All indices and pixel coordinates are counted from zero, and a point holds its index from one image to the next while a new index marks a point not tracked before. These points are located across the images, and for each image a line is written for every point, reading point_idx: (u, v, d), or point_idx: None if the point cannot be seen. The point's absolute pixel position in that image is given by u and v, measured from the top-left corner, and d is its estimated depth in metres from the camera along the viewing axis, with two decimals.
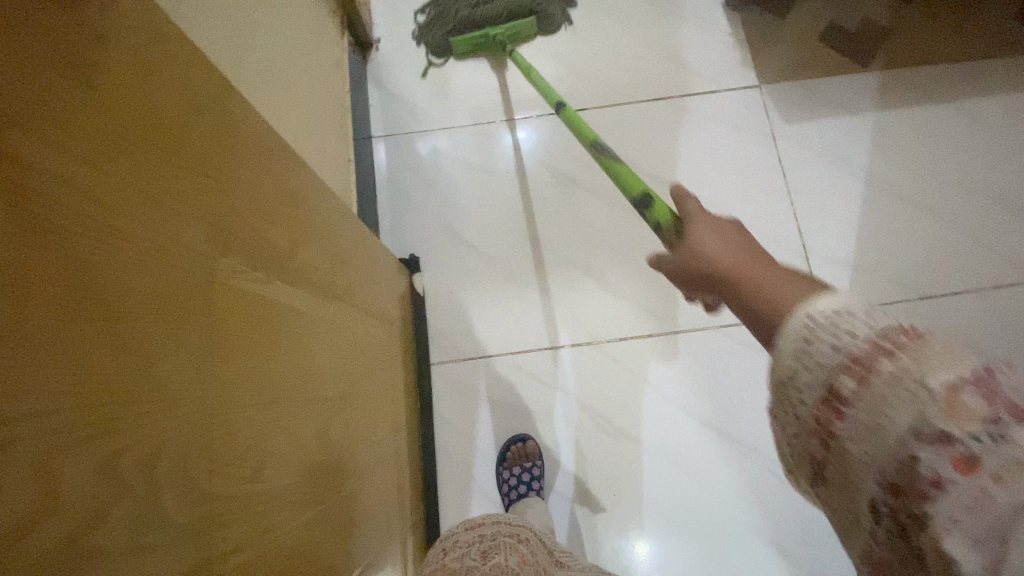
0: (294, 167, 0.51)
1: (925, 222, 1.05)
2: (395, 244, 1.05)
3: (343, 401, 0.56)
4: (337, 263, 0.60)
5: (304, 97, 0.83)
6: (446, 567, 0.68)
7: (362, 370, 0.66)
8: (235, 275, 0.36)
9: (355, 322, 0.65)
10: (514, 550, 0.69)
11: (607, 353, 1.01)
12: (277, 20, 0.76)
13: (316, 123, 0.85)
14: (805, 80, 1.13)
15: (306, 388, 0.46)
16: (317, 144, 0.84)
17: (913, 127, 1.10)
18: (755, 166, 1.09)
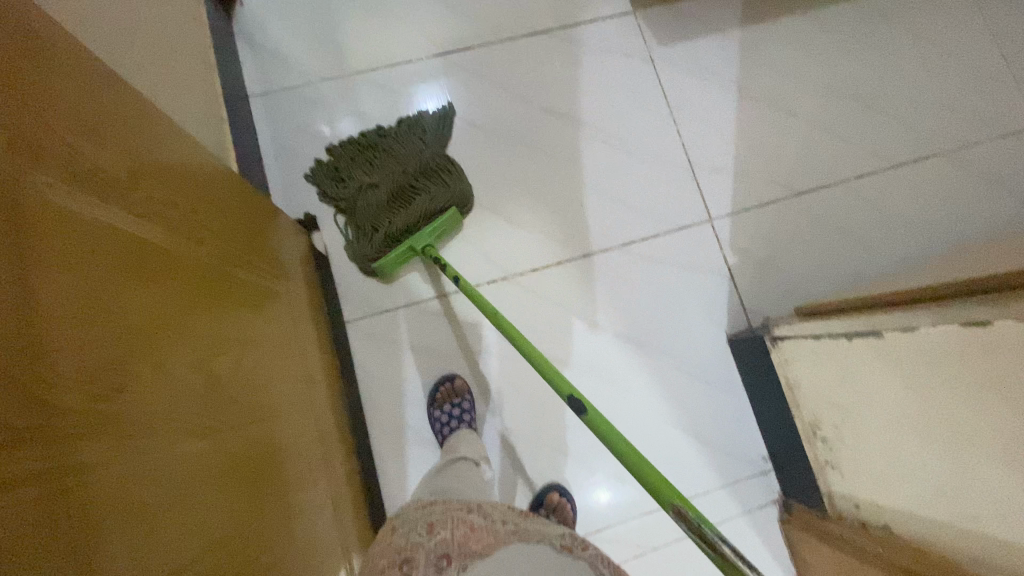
0: (138, 105, 0.50)
1: (794, 125, 1.14)
2: (291, 206, 1.03)
3: (234, 344, 0.57)
4: (207, 214, 0.60)
5: (158, 49, 0.78)
6: (393, 543, 0.66)
7: (258, 319, 0.66)
8: (60, 199, 0.36)
9: (240, 271, 0.65)
10: (460, 523, 0.66)
11: (520, 286, 1.04)
12: None
13: (178, 83, 0.81)
14: (675, 3, 1.17)
15: (178, 322, 0.46)
16: (179, 99, 0.80)
17: (775, 38, 1.18)
18: (638, 90, 1.14)
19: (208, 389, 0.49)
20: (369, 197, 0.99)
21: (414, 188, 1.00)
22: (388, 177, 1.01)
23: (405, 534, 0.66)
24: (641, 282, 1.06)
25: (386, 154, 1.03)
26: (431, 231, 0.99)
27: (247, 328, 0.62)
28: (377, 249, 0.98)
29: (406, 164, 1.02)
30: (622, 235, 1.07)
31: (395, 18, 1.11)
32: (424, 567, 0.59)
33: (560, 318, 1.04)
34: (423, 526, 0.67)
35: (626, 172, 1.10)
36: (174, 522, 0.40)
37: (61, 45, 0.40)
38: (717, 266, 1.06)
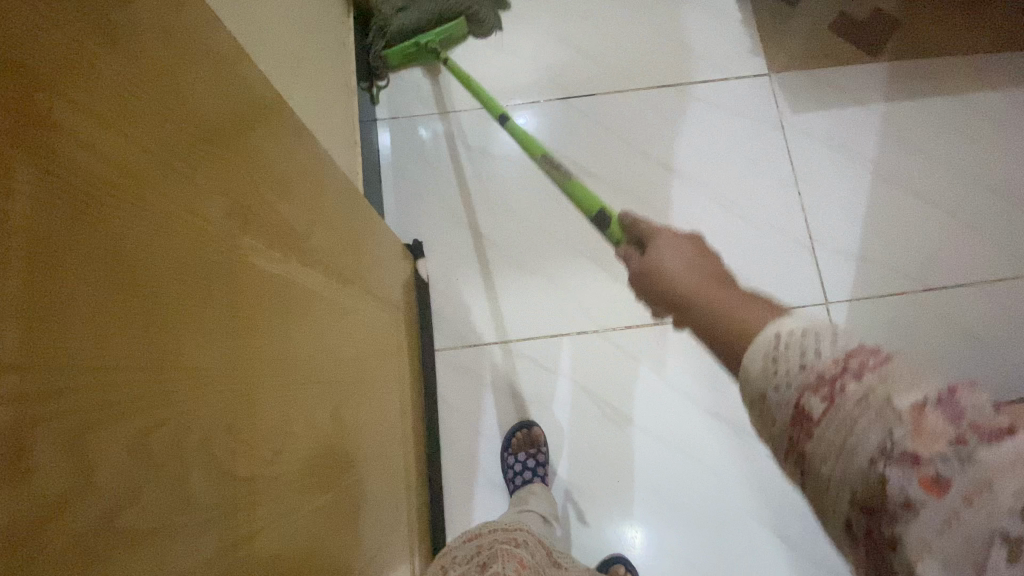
0: (310, 150, 0.52)
1: (932, 214, 1.05)
2: (400, 229, 1.05)
3: (351, 386, 0.57)
4: (344, 250, 0.60)
5: (311, 76, 0.82)
6: None
7: (371, 356, 0.67)
8: (255, 256, 0.37)
9: (365, 306, 0.65)
10: (511, 559, 0.65)
11: (611, 341, 1.01)
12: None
13: (321, 109, 0.84)
14: (815, 69, 1.12)
15: (320, 371, 0.47)
16: (323, 124, 0.83)
17: (921, 118, 1.10)
18: (762, 155, 1.08)
19: (330, 438, 0.48)
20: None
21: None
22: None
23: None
24: None
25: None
26: (438, 34, 1.07)
27: (361, 364, 0.61)
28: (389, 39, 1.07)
29: None
30: None
31: (525, 59, 1.13)
32: None
33: (647, 380, 1.00)
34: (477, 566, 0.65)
35: (739, 239, 1.05)
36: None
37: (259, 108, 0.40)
38: None
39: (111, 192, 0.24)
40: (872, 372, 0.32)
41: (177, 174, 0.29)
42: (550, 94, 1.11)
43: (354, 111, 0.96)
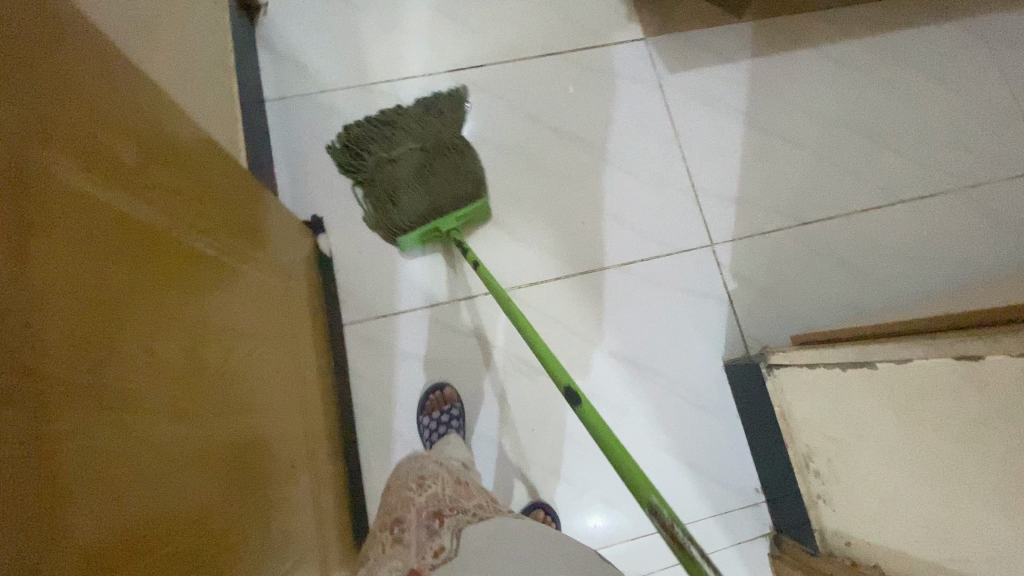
0: (158, 95, 0.52)
1: (800, 156, 1.15)
2: (298, 208, 1.05)
3: (222, 337, 0.57)
4: (209, 210, 0.61)
5: (182, 51, 0.81)
6: (390, 507, 0.71)
7: (253, 311, 0.68)
8: (69, 174, 0.37)
9: (238, 261, 0.66)
10: (452, 484, 0.71)
11: (519, 299, 1.04)
12: None
13: (196, 90, 0.83)
14: (687, 31, 1.19)
15: (167, 306, 0.47)
16: (198, 101, 0.83)
17: (784, 70, 1.20)
18: (644, 114, 1.15)
19: (190, 374, 0.49)
20: (390, 170, 1.02)
21: (438, 168, 1.02)
22: (408, 153, 1.02)
23: (400, 494, 0.71)
24: (641, 302, 1.05)
25: (407, 130, 1.04)
26: (460, 217, 1.00)
27: (238, 323, 0.62)
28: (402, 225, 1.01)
29: (427, 145, 1.03)
30: (623, 255, 1.07)
31: (414, 30, 1.13)
32: (415, 527, 0.63)
33: (556, 333, 1.03)
34: (415, 481, 0.72)
35: (631, 194, 1.11)
36: (144, 499, 0.39)
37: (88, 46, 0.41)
38: (717, 292, 1.06)
39: None
40: None
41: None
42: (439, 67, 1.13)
43: (235, 92, 0.95)
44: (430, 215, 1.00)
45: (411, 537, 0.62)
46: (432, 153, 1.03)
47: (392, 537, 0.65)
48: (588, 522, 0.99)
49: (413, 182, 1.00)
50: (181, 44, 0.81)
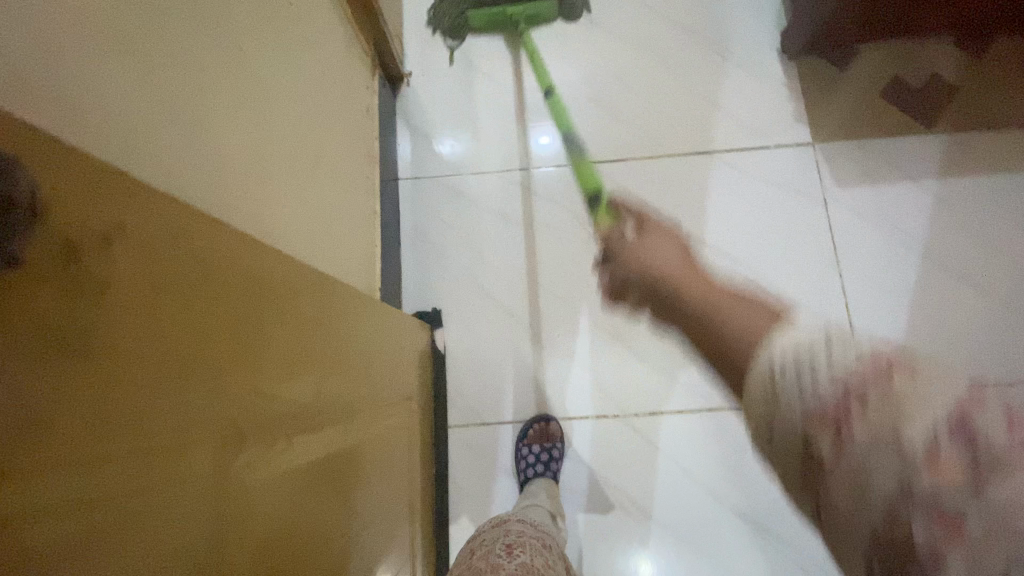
0: (325, 288, 0.48)
1: (987, 305, 0.97)
2: (416, 296, 1.02)
3: (329, 453, 0.46)
4: (342, 310, 0.52)
5: (335, 153, 0.80)
6: (473, 567, 0.67)
7: (377, 478, 0.63)
8: (245, 469, 0.32)
9: (373, 427, 0.61)
10: (538, 554, 0.68)
11: (632, 427, 0.96)
12: (314, 77, 0.73)
13: (341, 192, 0.81)
14: (864, 140, 1.05)
15: (317, 556, 0.42)
16: (344, 201, 0.82)
17: (979, 198, 1.02)
18: (800, 232, 1.02)
19: (286, 506, 0.37)
20: None
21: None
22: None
23: (484, 556, 0.67)
24: None
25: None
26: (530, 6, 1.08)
27: (348, 435, 0.52)
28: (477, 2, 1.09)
29: None
30: None
31: (557, 118, 1.09)
32: None
33: (669, 471, 0.94)
34: (503, 547, 0.68)
35: None
36: None
37: (285, 256, 0.40)
38: None
39: (58, 513, 0.20)
40: (882, 401, 0.33)
41: (168, 397, 0.26)
42: (578, 158, 1.07)
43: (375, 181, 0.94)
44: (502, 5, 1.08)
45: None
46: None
47: None
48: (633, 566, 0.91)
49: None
50: (334, 143, 0.80)
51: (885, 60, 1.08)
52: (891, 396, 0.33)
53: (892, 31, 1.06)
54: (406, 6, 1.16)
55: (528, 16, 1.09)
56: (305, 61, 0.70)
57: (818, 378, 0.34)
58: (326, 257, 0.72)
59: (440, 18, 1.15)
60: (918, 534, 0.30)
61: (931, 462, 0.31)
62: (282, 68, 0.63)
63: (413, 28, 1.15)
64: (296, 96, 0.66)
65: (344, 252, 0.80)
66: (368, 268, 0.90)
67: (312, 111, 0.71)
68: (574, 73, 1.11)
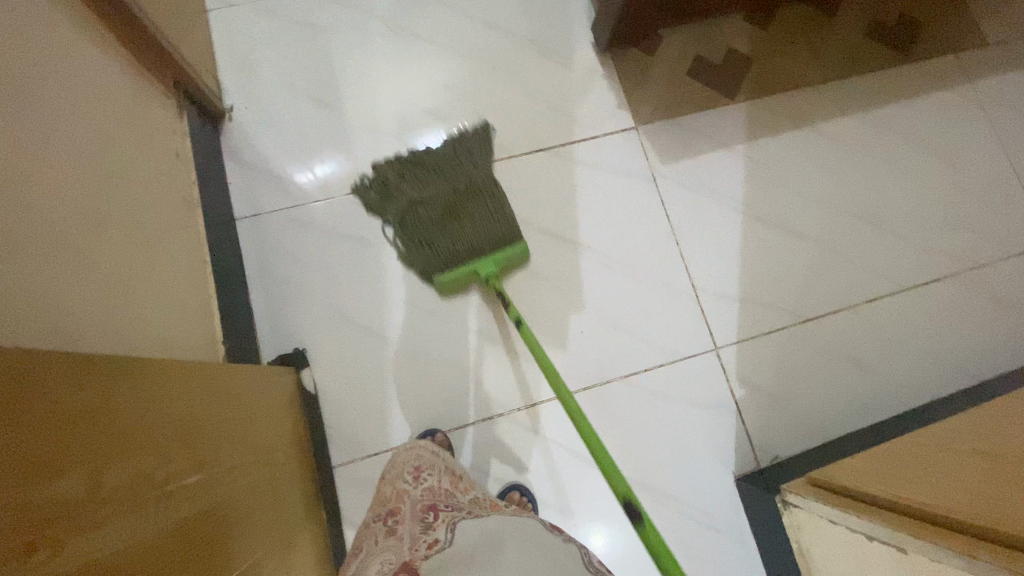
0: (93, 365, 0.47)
1: (802, 246, 1.11)
2: (276, 339, 0.98)
3: (146, 518, 0.47)
4: (129, 388, 0.51)
5: (138, 196, 0.76)
6: (384, 493, 0.82)
7: (241, 516, 0.63)
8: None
9: (216, 471, 0.61)
10: (446, 478, 0.83)
11: (518, 423, 0.98)
12: (89, 123, 0.69)
13: (147, 242, 0.75)
14: (679, 116, 1.15)
15: None
16: (157, 243, 0.77)
17: (781, 152, 1.15)
18: (638, 209, 1.10)
19: None
20: (406, 187, 1.01)
21: (467, 212, 0.98)
22: (437, 195, 1.00)
23: (393, 483, 0.83)
24: (646, 419, 1.00)
25: (435, 170, 1.02)
26: (495, 261, 0.96)
27: (174, 497, 0.52)
28: (439, 256, 0.97)
29: (458, 187, 1.00)
30: (625, 366, 1.02)
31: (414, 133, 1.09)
32: (409, 521, 0.71)
33: (559, 458, 0.98)
34: (410, 472, 0.84)
35: (631, 297, 1.05)
36: None
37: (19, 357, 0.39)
38: (722, 400, 1.02)
39: None
40: None
41: None
42: None
43: (201, 228, 0.88)
44: (467, 258, 0.97)
45: (406, 529, 0.70)
46: (468, 215, 0.98)
47: (385, 527, 0.73)
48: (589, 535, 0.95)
49: (441, 224, 0.98)
50: (129, 193, 0.73)
51: (687, 41, 1.19)
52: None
53: (687, 14, 1.16)
54: (215, 37, 1.10)
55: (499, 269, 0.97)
56: (68, 108, 0.66)
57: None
58: (134, 313, 0.66)
59: (256, 46, 1.10)
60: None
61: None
62: (30, 121, 0.57)
63: (227, 60, 1.09)
64: (57, 150, 0.61)
65: (164, 306, 0.74)
66: (206, 321, 0.84)
67: (91, 161, 0.67)
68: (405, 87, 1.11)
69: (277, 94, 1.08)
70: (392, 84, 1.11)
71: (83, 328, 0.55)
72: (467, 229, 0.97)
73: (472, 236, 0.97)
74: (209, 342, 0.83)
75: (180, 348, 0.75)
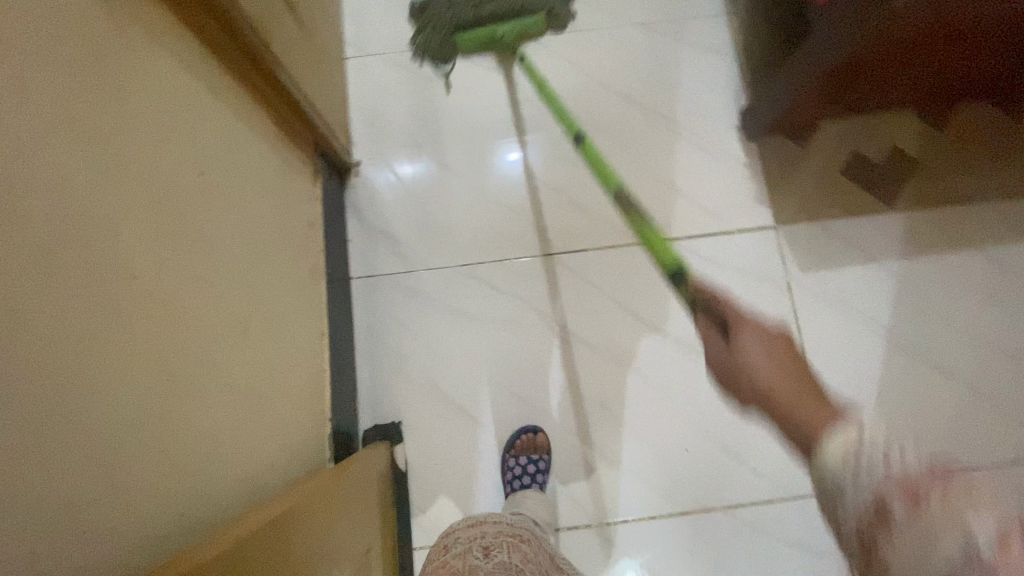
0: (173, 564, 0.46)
1: (951, 389, 0.98)
2: (373, 408, 0.97)
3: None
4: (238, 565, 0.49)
5: (268, 282, 0.75)
6: (449, 565, 0.70)
7: None
8: None
9: None
10: (516, 550, 0.72)
11: (605, 537, 0.93)
12: (232, 219, 0.69)
13: (274, 342, 0.74)
14: (825, 221, 1.03)
15: None
16: (281, 331, 0.77)
17: (940, 276, 1.02)
18: (764, 319, 1.00)
19: None
20: None
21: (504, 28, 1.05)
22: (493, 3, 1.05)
23: (460, 556, 0.71)
24: (744, 557, 0.92)
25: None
26: (517, 26, 1.05)
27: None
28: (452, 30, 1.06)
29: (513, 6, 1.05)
30: (728, 493, 0.94)
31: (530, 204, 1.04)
32: None
33: None
34: (479, 547, 0.72)
35: (743, 417, 0.97)
36: None
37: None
38: (835, 553, 0.92)
39: None
40: None
41: None
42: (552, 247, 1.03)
43: (321, 297, 0.88)
44: (489, 24, 1.05)
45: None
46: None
47: None
48: None
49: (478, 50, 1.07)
50: (262, 290, 0.73)
51: (845, 134, 1.07)
52: (949, 494, 0.42)
53: (851, 107, 1.04)
54: (350, 86, 1.10)
55: (517, 35, 1.05)
56: (215, 205, 0.65)
57: (876, 470, 0.47)
58: (247, 434, 0.65)
59: (388, 100, 1.09)
60: (874, 540, 0.46)
61: (925, 478, 0.44)
62: (179, 246, 0.57)
63: (359, 111, 1.09)
64: (201, 267, 0.60)
65: (278, 408, 0.73)
66: (316, 397, 0.85)
67: (230, 270, 0.66)
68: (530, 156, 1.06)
69: (403, 151, 1.06)
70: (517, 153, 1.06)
71: (197, 476, 0.54)
72: None
73: (497, 5, 1.04)
74: (316, 421, 0.84)
75: (285, 454, 0.74)
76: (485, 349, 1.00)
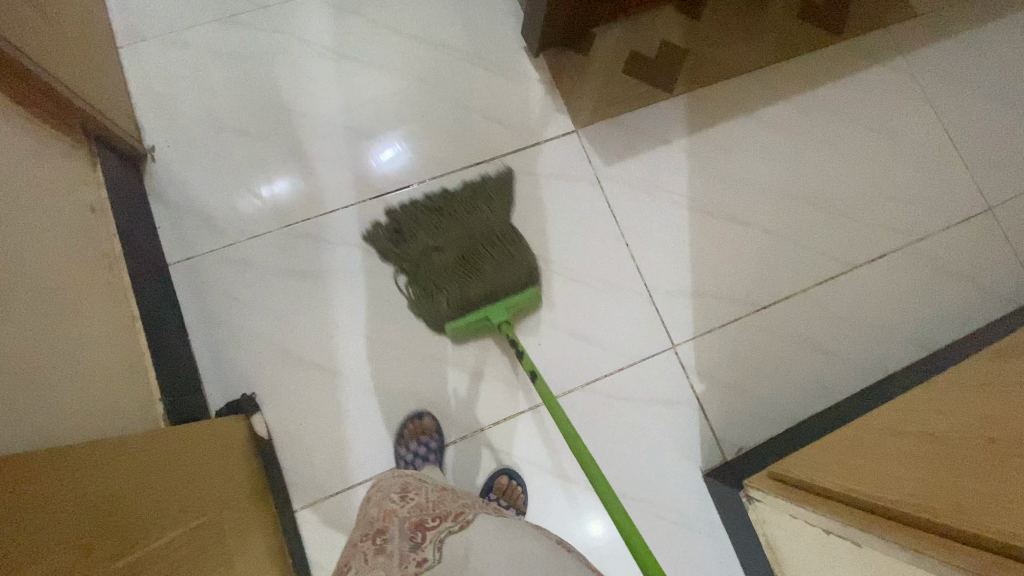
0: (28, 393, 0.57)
1: (751, 236, 1.11)
2: (221, 386, 0.94)
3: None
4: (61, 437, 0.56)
5: (88, 257, 0.79)
6: (369, 517, 0.72)
7: (206, 521, 0.68)
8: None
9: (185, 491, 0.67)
10: (436, 493, 0.73)
11: (482, 443, 0.98)
12: (38, 192, 0.74)
13: (114, 312, 0.80)
14: (617, 116, 1.14)
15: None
16: (118, 303, 0.81)
17: (722, 143, 1.15)
18: (582, 213, 1.09)
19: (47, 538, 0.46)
20: (436, 260, 0.96)
21: (486, 265, 0.96)
22: (455, 240, 0.97)
23: (383, 502, 0.73)
24: (609, 422, 1.00)
25: (453, 216, 1.01)
26: (507, 304, 0.95)
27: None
28: (433, 302, 0.95)
29: (477, 236, 0.98)
30: (585, 373, 1.02)
31: (343, 156, 1.06)
32: (396, 538, 0.64)
33: (529, 474, 0.97)
34: (398, 492, 0.73)
35: (585, 304, 1.05)
36: None
37: None
38: (685, 398, 1.02)
39: None
40: None
41: None
42: (372, 190, 1.05)
43: (125, 280, 0.84)
44: (480, 304, 0.95)
45: (394, 548, 0.63)
46: (479, 250, 0.97)
47: (373, 548, 0.65)
48: (586, 529, 0.96)
49: (460, 275, 0.95)
50: (46, 249, 0.70)
51: (620, 37, 1.17)
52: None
53: (618, 11, 1.14)
54: (128, 74, 1.05)
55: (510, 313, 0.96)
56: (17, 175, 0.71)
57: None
58: (57, 370, 0.63)
59: (174, 81, 1.06)
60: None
61: None
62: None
63: (145, 98, 1.04)
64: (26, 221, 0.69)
65: (84, 373, 0.68)
66: (143, 376, 0.80)
67: (52, 233, 0.73)
68: (350, 124, 1.08)
69: (201, 129, 1.04)
70: (379, 144, 1.07)
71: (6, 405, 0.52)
72: (464, 245, 0.97)
73: (489, 271, 0.95)
74: (148, 398, 0.79)
75: (111, 419, 0.69)
76: (326, 301, 1.00)
